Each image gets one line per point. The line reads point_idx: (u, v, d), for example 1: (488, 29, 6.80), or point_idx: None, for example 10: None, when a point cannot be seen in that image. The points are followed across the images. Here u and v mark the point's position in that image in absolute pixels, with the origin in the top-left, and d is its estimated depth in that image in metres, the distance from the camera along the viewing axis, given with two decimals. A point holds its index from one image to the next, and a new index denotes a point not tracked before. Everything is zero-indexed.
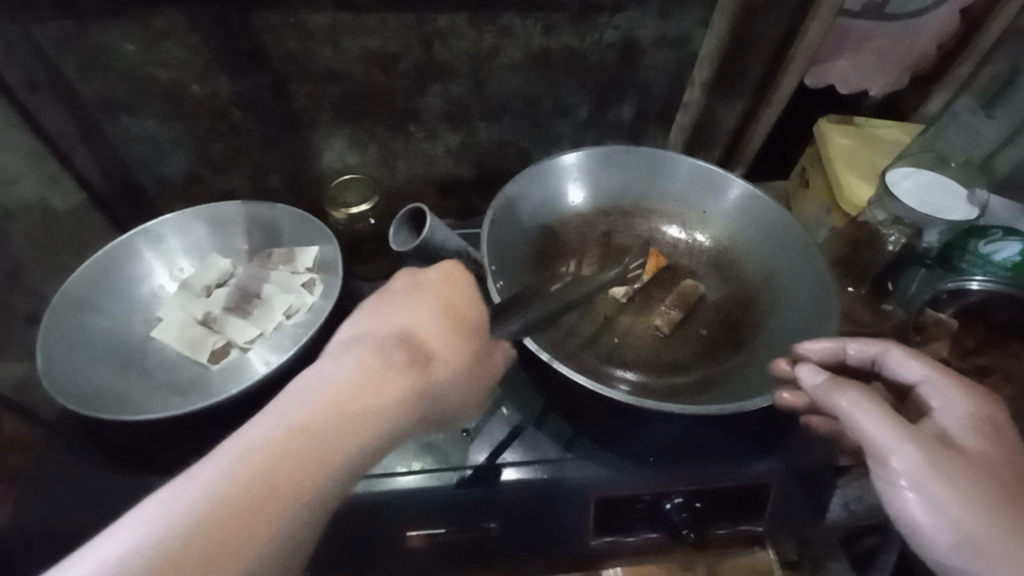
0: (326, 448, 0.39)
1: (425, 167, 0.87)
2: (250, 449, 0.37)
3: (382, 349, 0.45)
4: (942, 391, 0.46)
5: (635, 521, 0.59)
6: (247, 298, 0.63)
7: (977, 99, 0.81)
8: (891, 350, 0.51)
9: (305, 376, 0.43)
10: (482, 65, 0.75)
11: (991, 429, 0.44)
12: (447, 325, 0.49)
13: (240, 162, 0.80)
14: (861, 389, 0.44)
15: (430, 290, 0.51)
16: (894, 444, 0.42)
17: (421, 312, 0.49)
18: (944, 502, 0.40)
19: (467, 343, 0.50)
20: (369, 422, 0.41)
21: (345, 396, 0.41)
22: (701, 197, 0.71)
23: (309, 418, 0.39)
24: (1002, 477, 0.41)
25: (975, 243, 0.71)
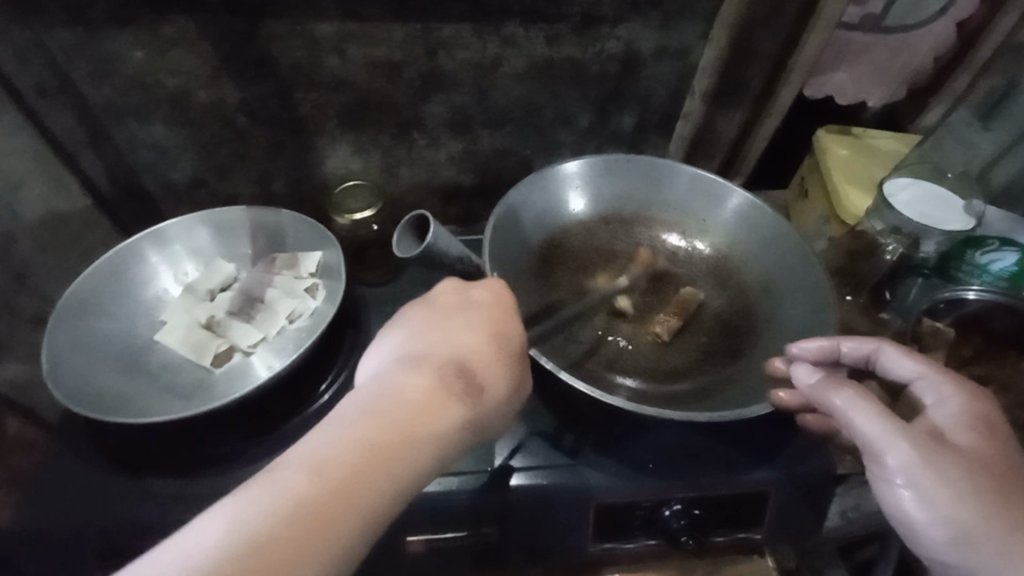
0: (385, 461, 0.38)
1: (428, 174, 0.88)
2: (315, 459, 0.37)
3: (433, 372, 0.44)
4: (935, 388, 0.48)
5: (634, 528, 0.60)
6: (251, 302, 0.64)
7: (973, 112, 0.81)
8: (885, 348, 0.52)
9: (354, 402, 0.41)
10: (486, 74, 0.76)
11: (982, 423, 0.45)
12: (494, 349, 0.47)
13: (245, 168, 0.81)
14: (857, 387, 0.44)
15: (479, 311, 0.49)
16: (890, 442, 0.42)
17: (472, 332, 0.47)
18: (938, 498, 0.41)
19: (515, 366, 0.48)
20: (423, 444, 0.40)
21: (401, 410, 0.40)
22: (700, 205, 0.72)
23: (359, 449, 0.38)
24: (993, 471, 0.42)
25: (972, 253, 0.72)
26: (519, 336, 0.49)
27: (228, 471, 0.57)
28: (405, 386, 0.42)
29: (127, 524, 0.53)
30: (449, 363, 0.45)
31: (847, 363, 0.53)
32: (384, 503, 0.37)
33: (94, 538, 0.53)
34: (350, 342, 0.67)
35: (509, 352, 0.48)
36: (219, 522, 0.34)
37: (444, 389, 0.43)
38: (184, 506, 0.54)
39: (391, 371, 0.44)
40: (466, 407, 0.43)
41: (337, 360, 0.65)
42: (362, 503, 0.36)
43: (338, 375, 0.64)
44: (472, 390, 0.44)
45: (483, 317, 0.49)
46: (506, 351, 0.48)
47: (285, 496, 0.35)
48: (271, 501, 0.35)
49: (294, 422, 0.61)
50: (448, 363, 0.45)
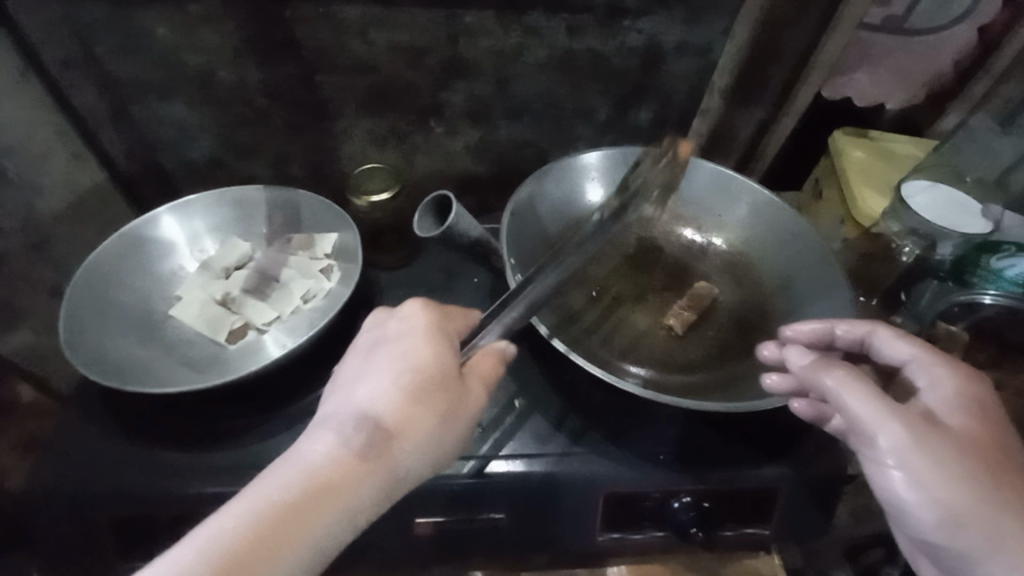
0: (284, 538, 0.37)
1: (444, 163, 0.88)
2: (218, 536, 0.36)
3: (339, 434, 0.42)
4: (929, 370, 0.47)
5: (643, 519, 0.59)
6: (266, 281, 0.64)
7: (992, 117, 0.81)
8: (879, 331, 0.51)
9: (273, 471, 0.40)
10: (507, 64, 0.77)
11: (975, 405, 0.45)
12: (422, 405, 0.43)
13: (263, 149, 0.81)
14: (848, 367, 0.44)
15: (413, 357, 0.45)
16: (881, 423, 0.42)
17: (386, 383, 0.44)
18: (930, 479, 0.41)
19: (444, 420, 0.44)
20: (329, 517, 0.39)
21: (312, 481, 0.39)
22: (718, 202, 0.72)
23: (256, 528, 0.37)
24: (982, 452, 0.42)
25: (988, 257, 0.70)
26: (448, 371, 0.45)
27: (238, 447, 0.57)
28: (312, 452, 0.40)
29: (136, 495, 0.53)
30: (359, 421, 0.42)
31: (840, 347, 0.54)
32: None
33: (104, 508, 0.53)
34: (363, 324, 0.67)
35: (439, 402, 0.44)
36: None
37: (360, 456, 0.41)
38: (192, 479, 0.54)
39: (314, 434, 0.42)
40: (375, 468, 0.41)
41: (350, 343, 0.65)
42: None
43: None
44: (382, 448, 0.41)
45: (416, 366, 0.45)
46: (436, 402, 0.44)
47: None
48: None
49: (306, 401, 0.61)
50: (357, 422, 0.42)
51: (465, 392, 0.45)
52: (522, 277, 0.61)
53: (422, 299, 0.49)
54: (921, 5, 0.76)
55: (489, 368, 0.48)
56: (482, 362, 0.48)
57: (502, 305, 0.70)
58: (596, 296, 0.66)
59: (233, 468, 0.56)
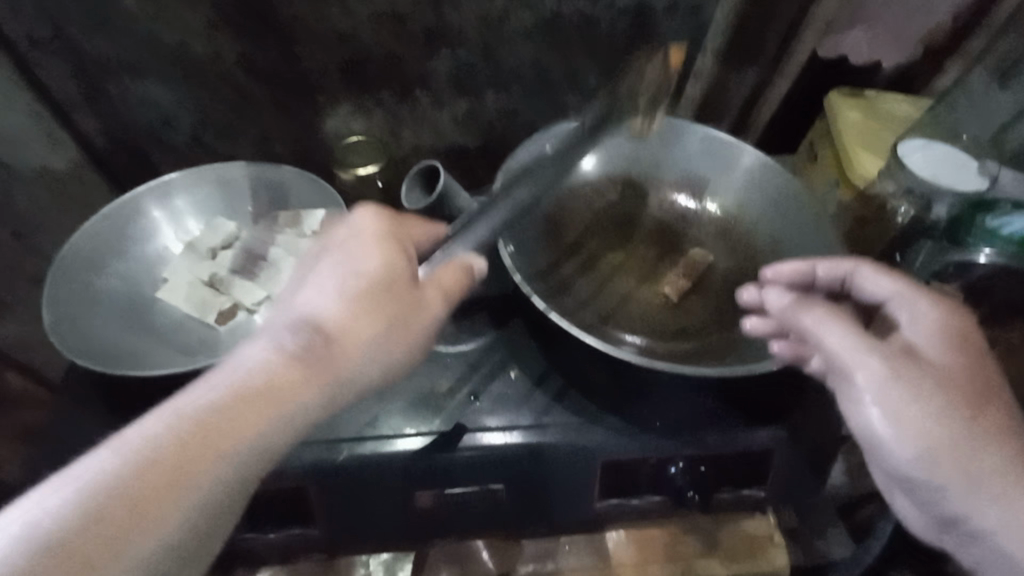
0: (217, 437, 0.35)
1: (432, 136, 0.86)
2: (145, 436, 0.34)
3: (278, 339, 0.40)
4: (909, 304, 0.48)
5: (641, 484, 0.60)
6: (254, 260, 0.63)
7: (990, 72, 0.77)
8: (861, 268, 0.51)
9: (209, 378, 0.38)
10: (492, 29, 0.74)
11: (954, 336, 0.45)
12: (371, 313, 0.42)
13: (245, 127, 0.79)
14: (828, 307, 0.46)
15: (358, 263, 0.44)
16: (857, 357, 0.43)
17: (332, 289, 0.43)
18: (905, 413, 0.42)
19: (392, 327, 0.43)
20: (267, 420, 0.37)
21: (249, 383, 0.38)
22: (711, 166, 0.70)
23: (195, 424, 0.35)
24: (962, 388, 0.43)
25: (983, 216, 0.66)
26: (398, 277, 0.44)
27: None
28: (250, 358, 0.39)
29: None
30: (303, 325, 0.41)
31: (823, 287, 0.54)
32: (222, 475, 0.35)
33: None
34: None
35: (387, 309, 0.43)
36: (37, 505, 0.31)
37: (300, 359, 0.39)
38: None
39: (254, 342, 0.40)
40: (321, 363, 0.40)
41: None
42: (192, 482, 0.34)
43: None
44: (327, 347, 0.41)
45: (360, 274, 0.43)
46: (382, 308, 0.43)
47: (109, 477, 0.32)
48: (79, 486, 0.32)
49: None
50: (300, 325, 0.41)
51: (415, 302, 0.44)
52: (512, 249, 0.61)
53: (372, 207, 0.47)
54: None
55: (444, 272, 0.47)
56: (446, 271, 0.47)
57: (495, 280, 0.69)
58: (590, 267, 0.65)
59: None
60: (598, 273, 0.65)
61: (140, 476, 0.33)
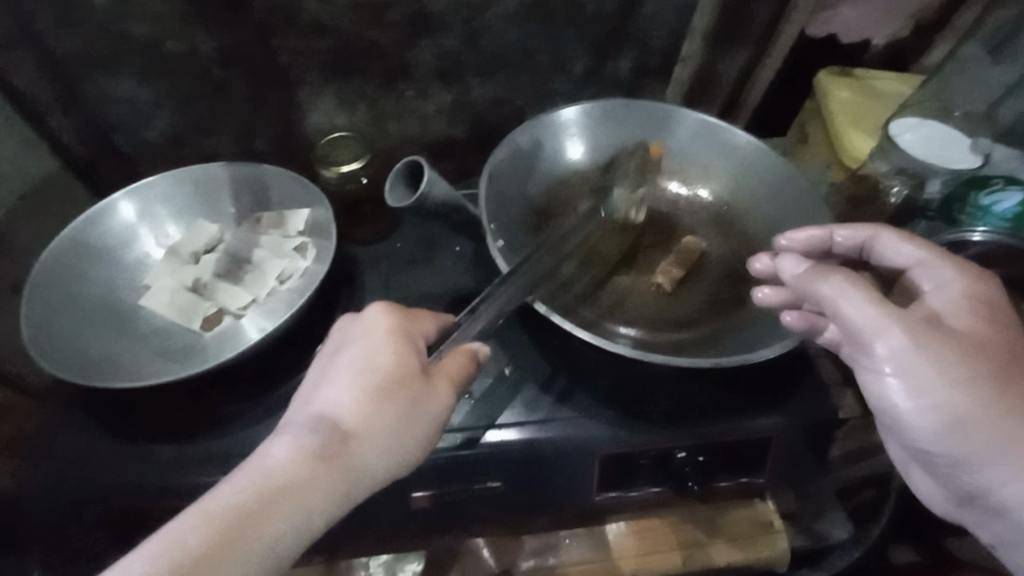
0: (232, 546, 0.36)
1: (418, 128, 0.84)
2: (164, 547, 0.35)
3: (297, 440, 0.41)
4: (934, 272, 0.47)
5: (638, 476, 0.59)
6: (238, 263, 0.61)
7: (982, 45, 0.76)
8: (883, 234, 0.51)
9: (228, 486, 0.39)
10: (475, 16, 0.72)
11: (980, 304, 0.45)
12: (388, 406, 0.42)
13: (224, 123, 0.77)
14: (846, 275, 0.44)
15: (375, 351, 0.44)
16: (879, 329, 0.42)
17: (349, 386, 0.43)
18: (929, 384, 0.42)
19: (409, 421, 0.43)
20: (278, 526, 0.38)
21: (263, 489, 0.39)
22: (702, 152, 0.69)
23: (208, 537, 0.36)
24: (987, 352, 0.43)
25: (977, 193, 0.68)
26: (412, 368, 0.44)
27: (225, 435, 0.56)
28: (268, 463, 0.40)
29: (128, 492, 0.52)
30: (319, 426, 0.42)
31: (839, 253, 0.54)
32: None
33: (94, 505, 0.52)
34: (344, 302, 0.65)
35: (403, 405, 0.43)
36: None
37: (314, 465, 0.40)
38: (181, 472, 0.53)
39: (272, 444, 0.41)
40: (334, 464, 0.40)
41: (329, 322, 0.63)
42: None
43: None
44: (340, 451, 0.41)
45: (377, 373, 0.43)
46: (400, 404, 0.43)
47: None
48: None
49: (290, 386, 0.59)
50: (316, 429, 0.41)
51: (431, 390, 0.44)
52: (503, 243, 0.59)
53: (383, 303, 0.48)
54: None
55: (460, 361, 0.46)
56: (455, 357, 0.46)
57: (485, 273, 0.68)
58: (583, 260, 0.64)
59: (222, 456, 0.54)
60: (591, 266, 0.64)
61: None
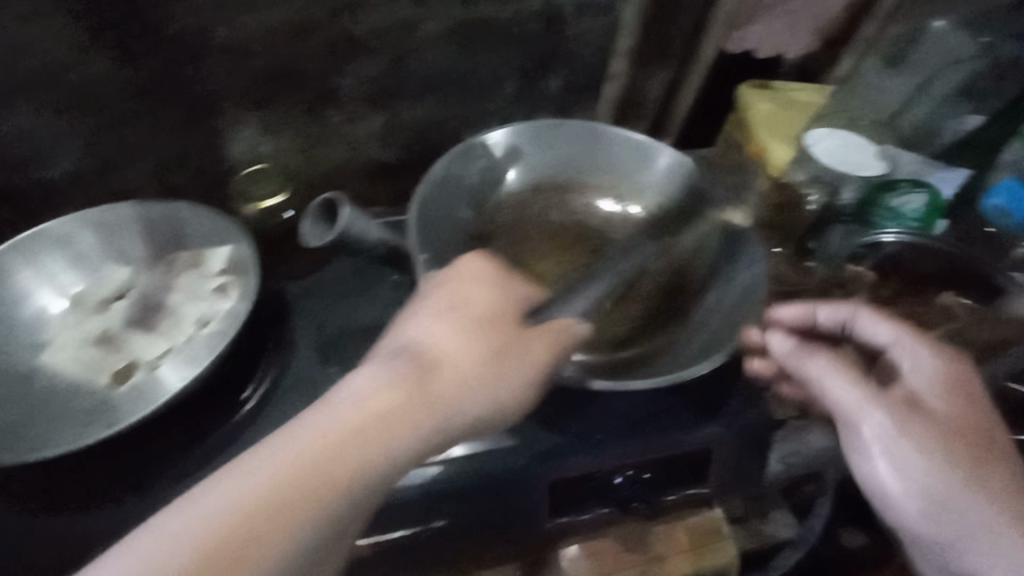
0: (339, 472, 0.38)
1: (349, 153, 0.82)
2: (253, 470, 0.37)
3: (392, 367, 0.43)
4: (911, 354, 0.49)
5: (588, 497, 0.59)
6: (151, 309, 0.58)
7: (881, 60, 0.82)
8: (860, 313, 0.53)
9: (312, 413, 0.40)
10: (399, 39, 0.71)
11: (956, 386, 0.48)
12: (484, 352, 0.45)
13: (137, 158, 0.72)
14: (827, 355, 0.49)
15: (446, 291, 0.48)
16: (863, 411, 0.47)
17: (441, 322, 0.46)
18: (909, 465, 0.46)
19: (508, 368, 0.45)
20: (375, 449, 0.39)
21: (358, 416, 0.40)
22: (633, 167, 0.70)
23: (299, 461, 0.38)
24: (960, 433, 0.46)
25: (887, 196, 0.72)
26: (504, 314, 0.48)
27: (143, 497, 0.52)
28: (351, 391, 0.41)
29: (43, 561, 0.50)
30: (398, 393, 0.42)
31: (820, 332, 0.55)
32: (315, 523, 0.37)
33: None
34: (272, 340, 0.61)
35: (494, 351, 0.45)
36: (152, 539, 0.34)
37: (399, 394, 0.42)
38: (97, 537, 0.50)
39: (366, 370, 0.43)
40: (424, 392, 0.42)
41: (258, 363, 0.59)
42: (306, 517, 0.36)
43: (265, 377, 0.59)
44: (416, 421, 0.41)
45: (455, 312, 0.46)
46: (484, 341, 0.45)
47: (219, 507, 0.35)
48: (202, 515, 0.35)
49: (215, 436, 0.56)
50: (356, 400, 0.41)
51: (532, 339, 0.47)
52: (438, 272, 0.58)
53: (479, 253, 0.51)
54: None
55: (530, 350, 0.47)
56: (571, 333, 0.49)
57: None
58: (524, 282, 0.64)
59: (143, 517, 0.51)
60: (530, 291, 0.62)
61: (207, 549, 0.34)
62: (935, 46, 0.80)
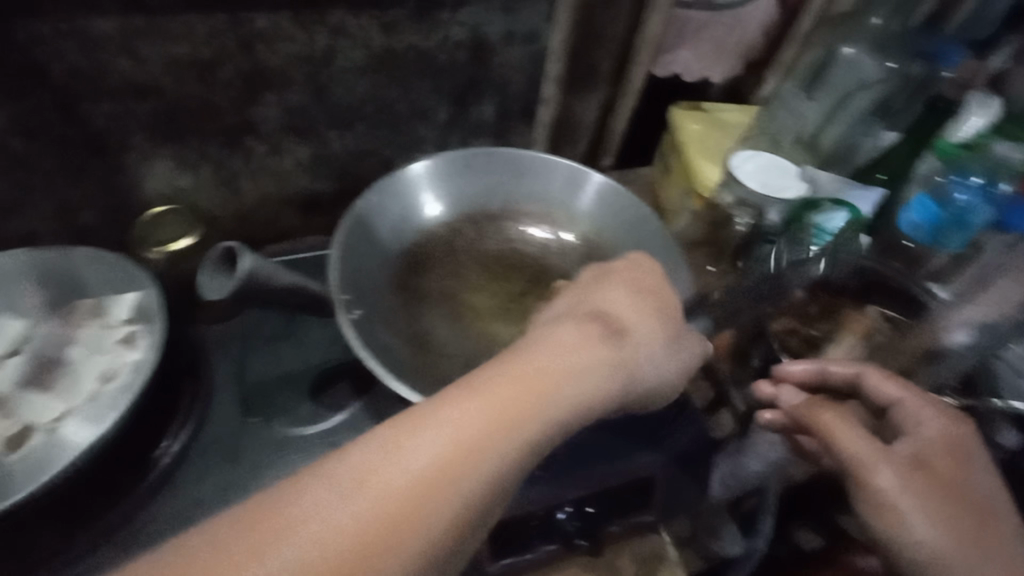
0: (463, 470, 0.37)
1: (277, 185, 0.79)
2: (383, 467, 0.36)
3: (566, 364, 0.45)
4: (919, 411, 0.50)
5: (530, 536, 0.57)
6: (50, 367, 0.53)
7: (798, 84, 0.84)
8: (867, 372, 0.53)
9: (444, 411, 0.39)
10: (320, 69, 0.69)
11: (959, 447, 0.49)
12: (591, 358, 0.46)
13: (37, 200, 0.67)
14: (834, 411, 0.51)
15: (567, 322, 0.48)
16: (872, 465, 0.47)
17: (582, 333, 0.48)
18: (912, 520, 0.45)
19: (607, 374, 0.46)
20: (507, 455, 0.39)
21: (490, 419, 0.39)
22: (565, 194, 0.70)
23: (439, 458, 0.37)
24: (958, 503, 0.46)
25: (812, 214, 0.72)
26: (615, 340, 0.49)
27: None
28: (490, 389, 0.41)
29: None
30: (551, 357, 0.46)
31: (828, 387, 0.56)
32: (444, 522, 0.36)
33: None
34: (192, 390, 0.58)
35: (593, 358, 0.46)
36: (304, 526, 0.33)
37: (525, 402, 0.41)
38: None
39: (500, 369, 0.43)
40: (538, 402, 0.42)
41: (177, 414, 0.56)
42: (436, 519, 0.35)
43: (181, 433, 0.55)
44: (537, 406, 0.42)
45: (581, 327, 0.48)
46: (587, 352, 0.47)
47: (358, 507, 0.34)
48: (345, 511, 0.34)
49: (121, 503, 0.51)
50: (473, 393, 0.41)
51: (625, 346, 0.49)
52: (359, 314, 0.55)
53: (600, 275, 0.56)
54: None
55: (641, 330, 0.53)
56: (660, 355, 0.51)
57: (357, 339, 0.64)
58: (455, 316, 0.62)
59: None
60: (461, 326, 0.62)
61: (350, 544, 0.33)
62: (849, 69, 0.79)
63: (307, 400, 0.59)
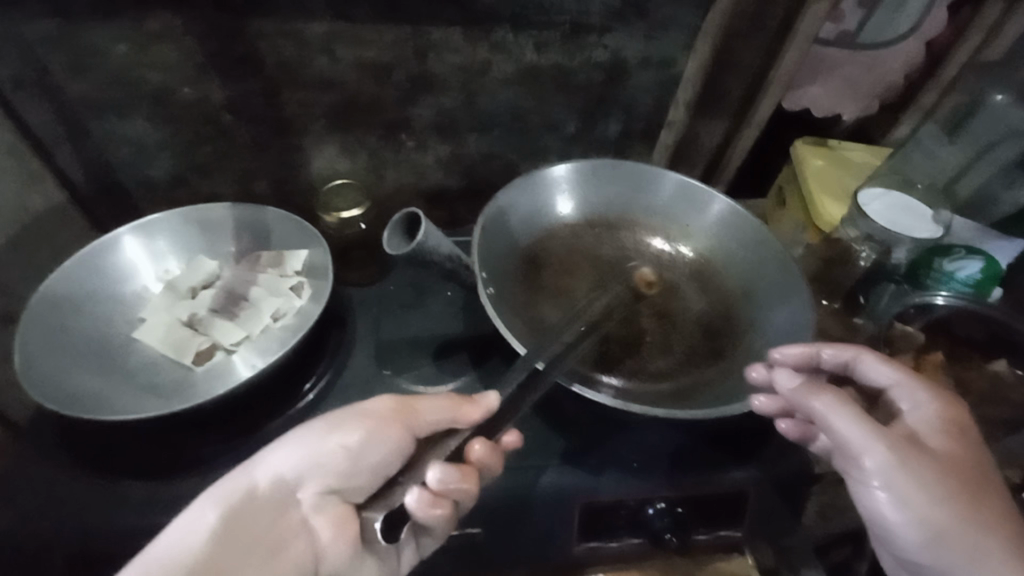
0: None
1: (415, 177, 0.88)
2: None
3: (300, 454, 0.51)
4: (911, 393, 0.49)
5: (618, 527, 0.60)
6: (233, 300, 0.63)
7: (940, 127, 0.83)
8: (863, 354, 0.52)
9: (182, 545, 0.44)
10: (474, 79, 0.77)
11: (955, 428, 0.47)
12: (392, 422, 0.52)
13: (229, 166, 0.80)
14: (834, 391, 0.46)
15: (375, 415, 0.52)
16: (866, 446, 0.44)
17: (356, 424, 0.51)
18: (914, 500, 0.43)
19: (395, 444, 0.51)
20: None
21: (244, 534, 0.47)
22: (683, 211, 0.73)
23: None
24: (968, 478, 0.44)
25: (941, 260, 0.74)
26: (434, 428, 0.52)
27: (202, 474, 0.55)
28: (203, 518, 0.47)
29: (100, 529, 0.51)
30: (250, 498, 0.49)
31: (826, 368, 0.54)
32: None
33: (65, 544, 0.51)
34: (335, 341, 0.66)
35: (381, 445, 0.51)
36: None
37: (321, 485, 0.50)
38: (152, 507, 0.53)
39: (223, 514, 0.47)
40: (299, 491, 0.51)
41: (322, 357, 0.65)
42: None
43: (325, 375, 0.63)
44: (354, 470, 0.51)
45: (370, 419, 0.51)
46: (388, 438, 0.51)
47: None
48: None
49: (275, 424, 0.59)
50: (308, 497, 0.51)
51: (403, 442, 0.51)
52: (491, 291, 0.62)
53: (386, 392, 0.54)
54: (870, 20, 0.80)
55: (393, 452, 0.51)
56: (456, 470, 0.46)
57: (477, 319, 0.70)
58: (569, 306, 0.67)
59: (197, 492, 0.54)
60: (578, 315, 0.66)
61: None
62: (994, 118, 0.79)
63: (430, 362, 0.65)
